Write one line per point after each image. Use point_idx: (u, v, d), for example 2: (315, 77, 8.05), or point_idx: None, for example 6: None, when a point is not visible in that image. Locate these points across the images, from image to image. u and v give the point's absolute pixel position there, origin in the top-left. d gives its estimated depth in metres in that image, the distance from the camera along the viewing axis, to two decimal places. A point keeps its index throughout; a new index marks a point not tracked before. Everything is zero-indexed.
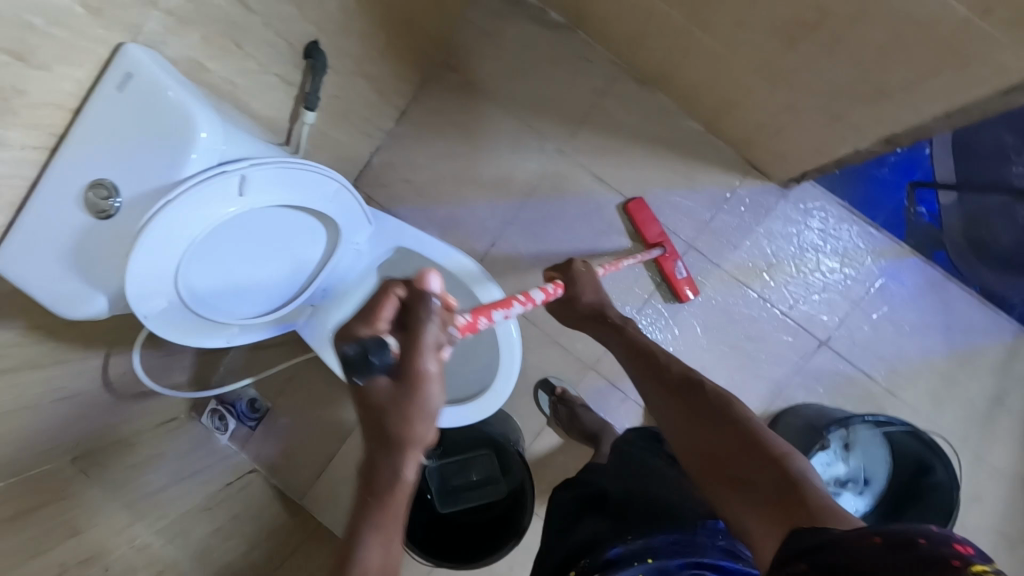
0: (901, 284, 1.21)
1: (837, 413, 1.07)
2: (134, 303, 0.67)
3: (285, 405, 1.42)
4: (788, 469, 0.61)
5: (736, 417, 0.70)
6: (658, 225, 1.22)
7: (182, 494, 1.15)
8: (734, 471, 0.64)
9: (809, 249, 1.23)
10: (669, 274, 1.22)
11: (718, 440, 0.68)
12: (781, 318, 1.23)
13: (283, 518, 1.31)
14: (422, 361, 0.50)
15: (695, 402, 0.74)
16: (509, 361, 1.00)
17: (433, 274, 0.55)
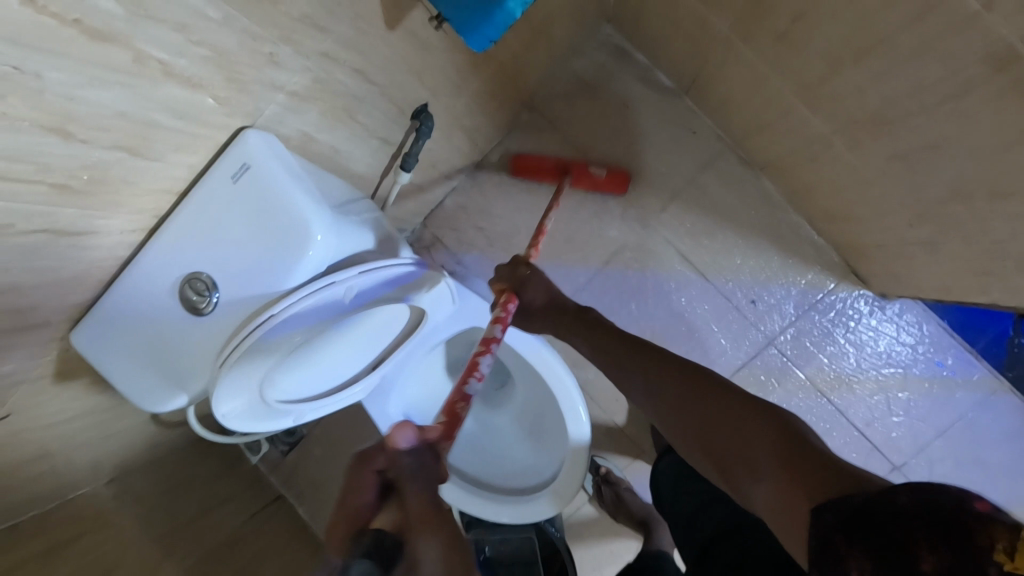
0: (994, 420, 1.12)
1: None
2: (216, 404, 0.62)
3: (321, 434, 1.38)
4: (790, 439, 0.56)
5: (725, 395, 0.65)
6: (548, 161, 1.16)
7: (215, 523, 1.12)
8: (733, 456, 0.60)
9: (899, 366, 1.14)
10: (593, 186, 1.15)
11: (712, 414, 0.64)
12: (855, 435, 1.15)
13: (307, 552, 1.28)
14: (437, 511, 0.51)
15: (683, 382, 0.70)
16: (576, 465, 0.93)
17: (400, 431, 0.54)
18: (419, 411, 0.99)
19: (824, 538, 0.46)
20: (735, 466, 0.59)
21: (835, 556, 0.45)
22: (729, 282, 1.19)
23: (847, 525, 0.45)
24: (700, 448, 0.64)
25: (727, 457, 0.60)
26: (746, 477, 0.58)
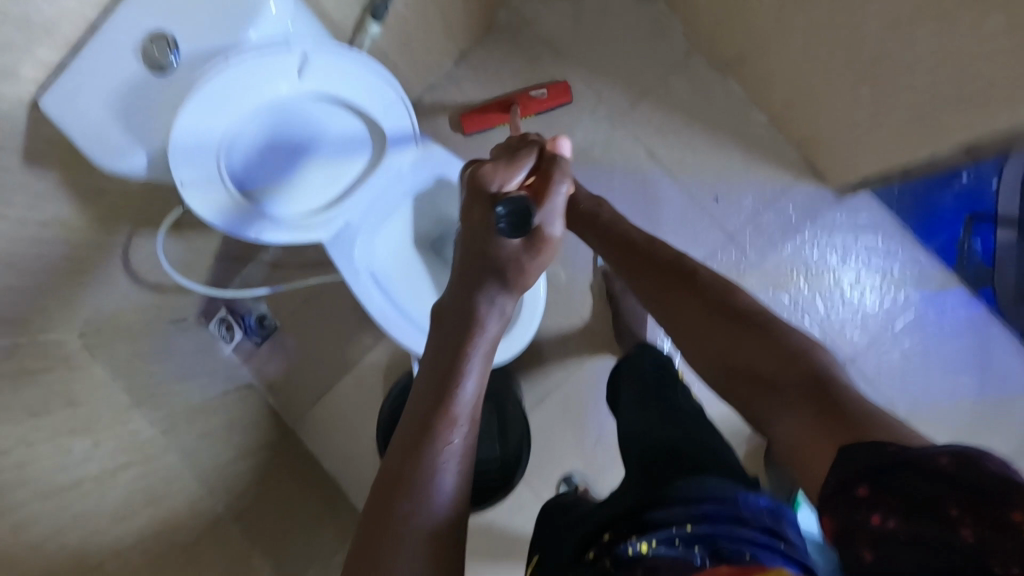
0: (941, 315, 1.16)
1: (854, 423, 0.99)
2: (176, 162, 0.69)
3: (293, 328, 1.42)
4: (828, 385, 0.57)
5: (761, 328, 0.66)
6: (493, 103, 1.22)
7: (181, 390, 1.17)
8: (759, 396, 0.63)
9: (852, 260, 1.18)
10: (540, 104, 1.20)
11: (757, 351, 0.64)
12: (809, 328, 1.19)
13: (271, 437, 1.31)
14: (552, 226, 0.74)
15: (719, 321, 0.69)
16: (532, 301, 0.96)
17: (563, 142, 0.81)
18: (387, 274, 1.01)
19: (844, 481, 0.46)
20: (752, 387, 0.63)
21: (858, 504, 0.43)
22: (693, 181, 1.23)
23: (873, 472, 0.44)
24: (741, 384, 0.65)
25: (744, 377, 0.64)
26: (776, 410, 0.60)
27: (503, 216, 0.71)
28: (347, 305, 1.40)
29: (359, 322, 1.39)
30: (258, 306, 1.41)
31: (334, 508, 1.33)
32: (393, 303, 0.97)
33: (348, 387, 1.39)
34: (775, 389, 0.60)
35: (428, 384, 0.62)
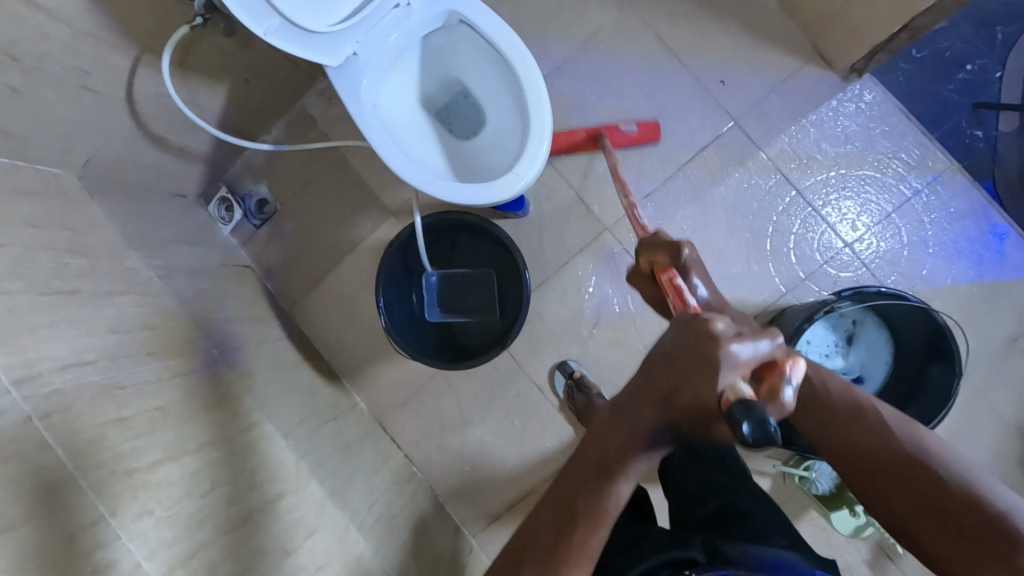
0: (943, 201, 1.18)
1: (869, 289, 0.97)
2: None
3: (292, 212, 1.40)
4: (984, 505, 0.55)
5: (877, 428, 0.63)
6: (579, 133, 1.21)
7: (175, 254, 1.17)
8: (904, 495, 0.59)
9: (856, 145, 1.19)
10: (625, 139, 1.21)
11: (881, 452, 0.62)
12: (809, 213, 1.20)
13: (266, 315, 1.30)
14: (775, 396, 0.54)
15: (820, 413, 0.67)
16: (536, 142, 0.94)
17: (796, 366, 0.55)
18: (391, 117, 1.02)
19: None
20: (911, 510, 0.59)
21: None
22: (700, 65, 1.23)
23: None
24: (881, 486, 0.61)
25: (890, 501, 0.60)
26: (923, 525, 0.57)
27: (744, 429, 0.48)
28: (348, 187, 1.37)
29: (359, 206, 1.37)
30: (259, 189, 1.40)
31: (331, 388, 1.31)
32: (401, 148, 0.99)
33: (347, 270, 1.38)
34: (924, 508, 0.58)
35: (599, 452, 0.63)
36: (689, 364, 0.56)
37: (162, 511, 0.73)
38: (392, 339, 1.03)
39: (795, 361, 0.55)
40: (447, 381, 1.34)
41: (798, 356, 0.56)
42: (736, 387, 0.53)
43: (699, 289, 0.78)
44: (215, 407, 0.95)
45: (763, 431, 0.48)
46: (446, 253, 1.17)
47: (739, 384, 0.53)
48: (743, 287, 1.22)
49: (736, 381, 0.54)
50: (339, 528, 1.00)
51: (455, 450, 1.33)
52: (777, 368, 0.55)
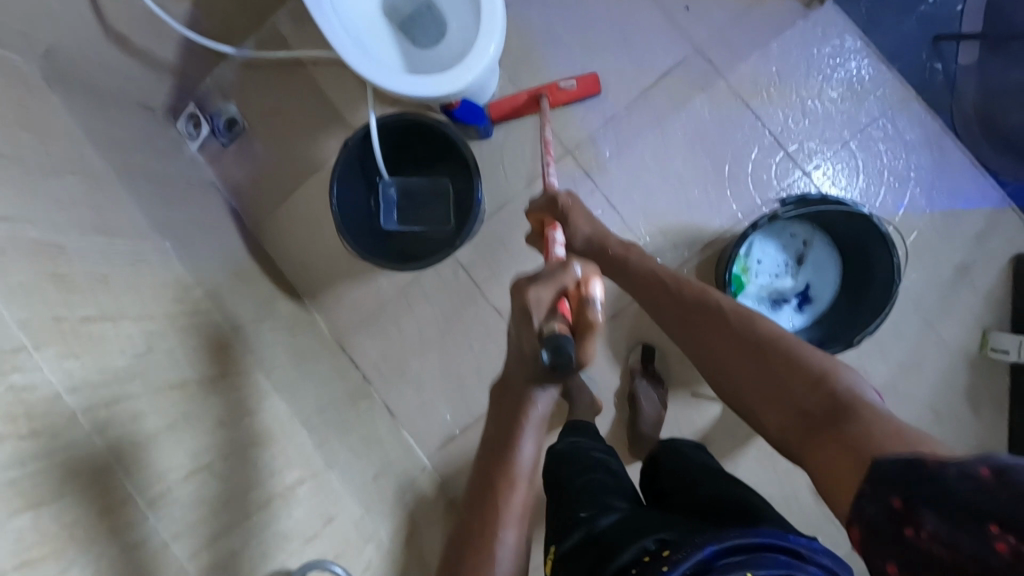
0: (900, 131, 1.19)
1: (814, 198, 0.98)
2: None
3: (260, 131, 1.40)
4: (821, 381, 0.64)
5: (746, 331, 0.74)
6: (518, 98, 1.23)
7: (139, 153, 1.17)
8: (757, 380, 0.70)
9: (816, 73, 1.20)
10: (564, 97, 1.23)
11: (746, 344, 0.73)
12: (767, 141, 1.22)
13: (229, 229, 1.31)
14: (589, 317, 0.65)
15: (691, 319, 0.82)
16: (488, 36, 0.95)
17: (594, 284, 0.67)
18: (351, 13, 1.03)
19: (875, 483, 0.48)
20: (807, 430, 0.62)
21: (898, 523, 0.43)
22: None
23: (898, 485, 0.46)
24: (744, 371, 0.72)
25: (782, 411, 0.66)
26: (773, 402, 0.67)
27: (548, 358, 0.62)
28: (316, 107, 1.38)
29: (327, 125, 1.38)
30: (228, 107, 1.39)
31: (290, 303, 1.32)
32: (358, 41, 0.99)
33: (312, 191, 1.39)
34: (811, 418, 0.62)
35: (496, 436, 0.71)
36: (529, 316, 0.67)
37: (90, 358, 0.73)
38: (341, 235, 1.02)
39: (590, 288, 0.67)
40: (406, 302, 1.34)
41: (594, 281, 0.67)
42: (553, 326, 0.64)
43: (580, 236, 1.01)
44: (162, 289, 0.95)
45: (559, 355, 0.61)
46: (404, 167, 1.19)
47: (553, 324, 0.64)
48: (700, 214, 1.23)
49: (551, 320, 0.65)
50: (280, 417, 1.01)
51: (412, 371, 1.34)
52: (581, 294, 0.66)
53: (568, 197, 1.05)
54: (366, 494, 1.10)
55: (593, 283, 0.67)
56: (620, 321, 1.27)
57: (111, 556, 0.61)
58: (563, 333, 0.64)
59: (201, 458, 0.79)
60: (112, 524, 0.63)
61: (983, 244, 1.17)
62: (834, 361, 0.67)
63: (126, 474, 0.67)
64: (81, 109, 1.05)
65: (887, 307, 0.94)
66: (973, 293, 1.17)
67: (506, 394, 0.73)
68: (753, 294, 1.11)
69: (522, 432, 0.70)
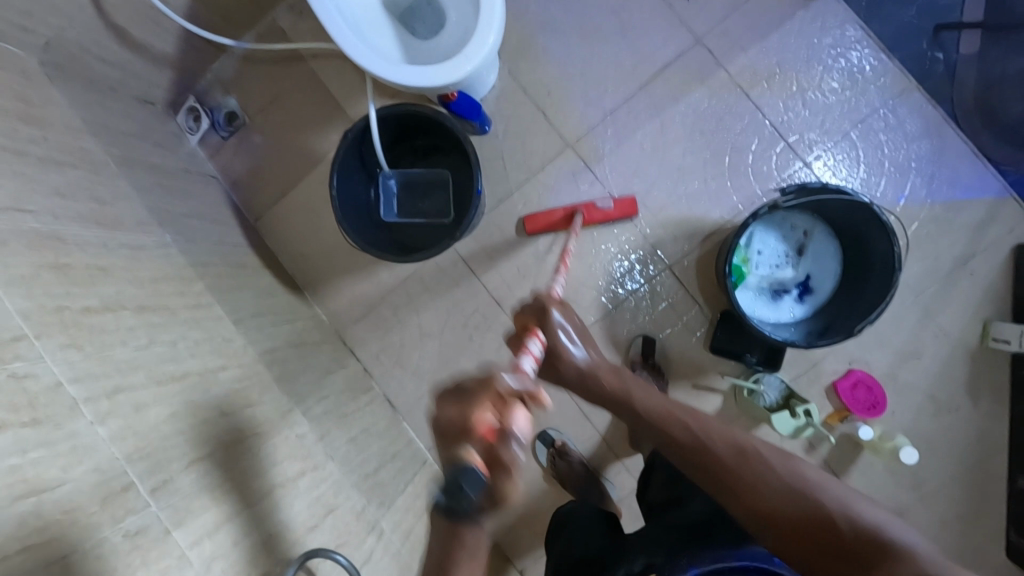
0: (900, 121, 1.18)
1: (815, 186, 0.98)
2: None
3: (260, 125, 1.40)
4: (872, 535, 0.65)
5: (765, 474, 0.72)
6: (557, 210, 1.24)
7: (141, 147, 1.18)
8: (796, 525, 0.68)
9: (816, 64, 1.20)
10: (602, 216, 1.22)
11: (767, 505, 0.70)
12: (767, 132, 1.22)
13: (230, 223, 1.32)
14: (507, 458, 0.55)
15: (701, 457, 0.76)
16: (486, 25, 0.95)
17: (519, 418, 0.57)
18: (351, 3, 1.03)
19: None
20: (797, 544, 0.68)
21: None
22: None
23: None
24: (759, 524, 0.70)
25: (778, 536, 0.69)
26: (828, 563, 0.66)
27: (461, 492, 0.55)
28: (316, 100, 1.38)
29: (326, 119, 1.38)
30: (228, 102, 1.40)
31: (291, 297, 1.32)
32: (357, 32, 0.99)
33: (312, 185, 1.39)
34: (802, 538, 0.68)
35: (439, 540, 0.62)
36: (447, 445, 0.58)
37: (93, 347, 0.73)
38: (341, 226, 1.02)
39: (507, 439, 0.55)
40: (407, 296, 1.34)
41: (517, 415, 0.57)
42: (466, 441, 0.55)
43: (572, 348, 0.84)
44: (163, 280, 0.95)
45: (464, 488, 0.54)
46: (404, 159, 1.19)
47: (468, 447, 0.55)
48: (701, 205, 1.23)
49: (472, 446, 0.55)
50: (281, 408, 1.01)
51: (412, 364, 1.34)
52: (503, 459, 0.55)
53: (557, 304, 0.87)
54: (368, 485, 1.10)
55: (514, 445, 0.55)
56: (622, 314, 1.26)
57: (113, 539, 0.62)
58: (481, 470, 0.54)
59: (202, 447, 0.79)
60: (114, 509, 0.63)
61: (984, 235, 1.17)
62: (828, 479, 0.73)
63: (127, 458, 0.68)
64: (83, 102, 1.06)
65: (888, 294, 0.94)
66: (974, 284, 1.17)
67: (438, 531, 0.62)
68: (754, 285, 1.11)
69: (457, 563, 0.62)
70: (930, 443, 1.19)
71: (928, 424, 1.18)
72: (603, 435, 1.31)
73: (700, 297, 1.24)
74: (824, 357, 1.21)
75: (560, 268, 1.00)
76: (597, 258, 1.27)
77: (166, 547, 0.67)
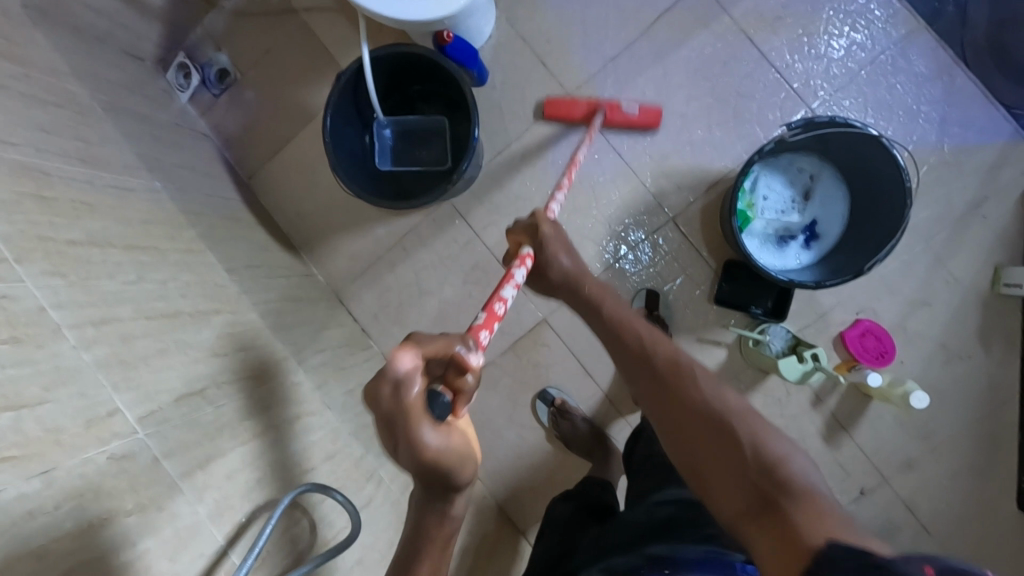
0: (909, 64, 1.15)
1: (822, 121, 0.95)
2: None
3: (252, 81, 1.37)
4: (777, 470, 0.58)
5: (694, 392, 0.69)
6: (580, 103, 1.20)
7: (130, 98, 1.14)
8: (705, 440, 0.64)
9: (822, 7, 1.17)
10: (625, 116, 1.18)
11: (687, 423, 0.66)
12: (773, 78, 1.19)
13: (223, 181, 1.29)
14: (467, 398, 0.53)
15: (642, 367, 0.76)
16: None
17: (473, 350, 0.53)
18: None
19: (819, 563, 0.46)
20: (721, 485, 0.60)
21: None
22: None
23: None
24: (680, 441, 0.66)
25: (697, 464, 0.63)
26: (714, 470, 0.61)
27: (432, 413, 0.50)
28: (310, 55, 1.35)
29: (320, 73, 1.35)
30: (219, 58, 1.37)
31: (287, 256, 1.30)
32: None
33: (306, 141, 1.36)
34: (724, 470, 0.60)
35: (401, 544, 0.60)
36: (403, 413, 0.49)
37: (80, 278, 0.70)
38: (337, 171, 1.00)
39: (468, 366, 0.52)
40: (405, 254, 1.32)
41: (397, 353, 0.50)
42: (424, 415, 0.49)
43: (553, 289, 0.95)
44: (151, 223, 0.92)
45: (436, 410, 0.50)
46: (399, 109, 1.18)
47: (428, 429, 0.49)
48: (705, 154, 1.20)
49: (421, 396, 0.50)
50: (277, 356, 0.99)
51: (411, 322, 1.32)
52: (455, 384, 0.51)
53: (549, 224, 0.91)
54: (366, 438, 1.09)
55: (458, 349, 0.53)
56: (625, 268, 1.24)
57: (99, 462, 0.60)
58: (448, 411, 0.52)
59: (194, 386, 0.77)
60: (100, 432, 0.61)
61: (994, 178, 1.14)
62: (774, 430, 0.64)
63: (115, 386, 0.66)
64: (70, 48, 1.02)
65: (900, 230, 0.91)
66: (985, 229, 1.15)
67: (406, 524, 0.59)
68: (760, 232, 1.08)
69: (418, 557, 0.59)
70: (939, 393, 1.17)
71: (939, 372, 1.16)
72: (605, 392, 1.29)
73: (704, 248, 1.22)
74: (832, 307, 1.19)
75: (563, 181, 0.96)
76: (600, 211, 1.24)
77: (155, 475, 0.65)
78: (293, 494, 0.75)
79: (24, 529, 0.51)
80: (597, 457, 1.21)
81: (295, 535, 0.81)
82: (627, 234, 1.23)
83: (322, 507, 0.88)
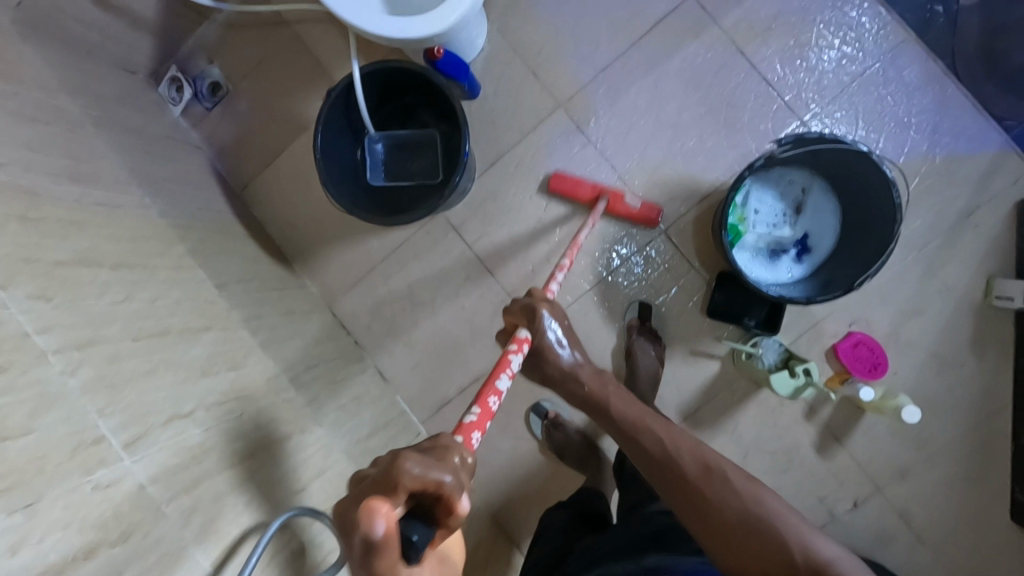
0: (899, 75, 1.15)
1: (812, 137, 0.95)
2: None
3: (245, 92, 1.37)
4: (826, 571, 0.64)
5: (729, 499, 0.70)
6: (588, 182, 1.20)
7: (122, 113, 1.14)
8: (744, 545, 0.68)
9: (813, 19, 1.17)
10: (628, 210, 1.18)
11: (693, 491, 0.72)
12: (763, 89, 1.19)
13: (216, 193, 1.28)
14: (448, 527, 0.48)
15: (669, 469, 0.75)
16: None
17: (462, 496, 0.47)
18: None
19: None
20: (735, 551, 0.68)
21: None
22: None
23: None
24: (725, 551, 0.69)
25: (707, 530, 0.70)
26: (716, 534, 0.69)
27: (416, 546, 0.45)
28: (302, 65, 1.34)
29: (312, 83, 1.34)
30: (211, 70, 1.36)
31: (280, 268, 1.30)
32: None
33: (299, 152, 1.36)
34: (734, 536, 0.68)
35: None
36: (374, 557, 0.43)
37: (68, 300, 0.70)
38: (328, 187, 1.00)
39: (456, 510, 0.47)
40: (398, 265, 1.32)
41: (375, 510, 0.43)
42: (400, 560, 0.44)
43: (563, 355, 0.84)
44: (140, 239, 0.92)
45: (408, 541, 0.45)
46: (391, 122, 1.17)
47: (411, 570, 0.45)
48: (697, 166, 1.20)
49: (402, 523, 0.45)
50: (268, 373, 0.99)
51: (405, 334, 1.32)
52: (444, 521, 0.47)
53: (547, 304, 0.83)
54: (358, 451, 1.08)
55: (448, 486, 0.46)
56: (617, 280, 1.24)
57: (85, 490, 0.60)
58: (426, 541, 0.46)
59: (183, 407, 0.77)
60: (85, 459, 0.61)
61: (986, 188, 1.14)
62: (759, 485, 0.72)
63: (100, 411, 0.65)
64: (60, 62, 1.02)
65: (890, 246, 0.92)
66: (977, 238, 1.15)
67: None
68: (751, 245, 1.08)
69: None
70: (932, 403, 1.17)
71: (932, 381, 1.16)
72: None
73: (697, 260, 1.22)
74: (825, 317, 1.18)
75: (564, 261, 0.95)
76: (592, 223, 1.24)
77: (142, 500, 0.65)
78: (281, 518, 0.74)
79: (7, 563, 0.50)
80: (591, 466, 1.21)
81: (286, 557, 0.81)
82: (618, 246, 1.23)
83: (313, 527, 0.89)
